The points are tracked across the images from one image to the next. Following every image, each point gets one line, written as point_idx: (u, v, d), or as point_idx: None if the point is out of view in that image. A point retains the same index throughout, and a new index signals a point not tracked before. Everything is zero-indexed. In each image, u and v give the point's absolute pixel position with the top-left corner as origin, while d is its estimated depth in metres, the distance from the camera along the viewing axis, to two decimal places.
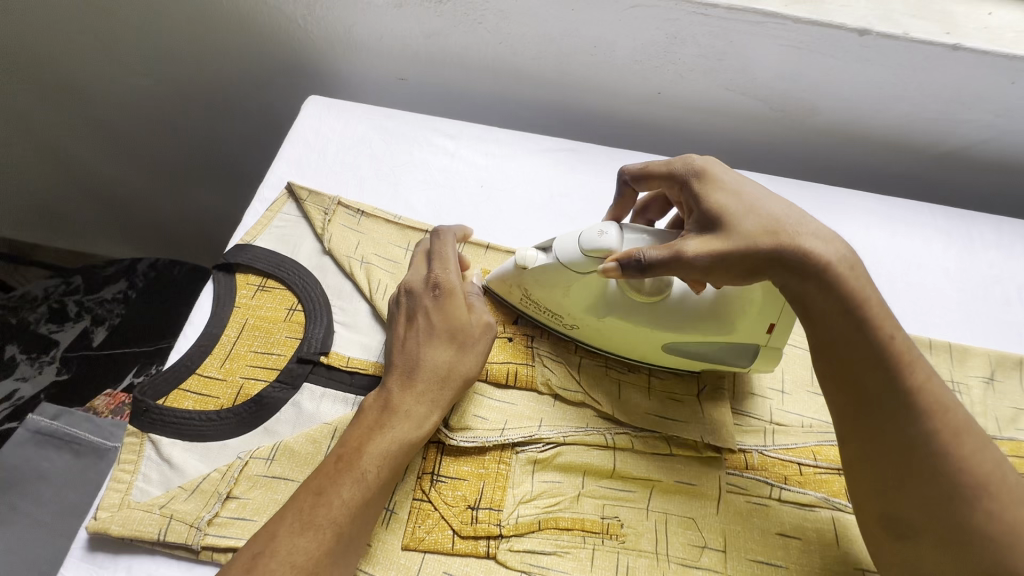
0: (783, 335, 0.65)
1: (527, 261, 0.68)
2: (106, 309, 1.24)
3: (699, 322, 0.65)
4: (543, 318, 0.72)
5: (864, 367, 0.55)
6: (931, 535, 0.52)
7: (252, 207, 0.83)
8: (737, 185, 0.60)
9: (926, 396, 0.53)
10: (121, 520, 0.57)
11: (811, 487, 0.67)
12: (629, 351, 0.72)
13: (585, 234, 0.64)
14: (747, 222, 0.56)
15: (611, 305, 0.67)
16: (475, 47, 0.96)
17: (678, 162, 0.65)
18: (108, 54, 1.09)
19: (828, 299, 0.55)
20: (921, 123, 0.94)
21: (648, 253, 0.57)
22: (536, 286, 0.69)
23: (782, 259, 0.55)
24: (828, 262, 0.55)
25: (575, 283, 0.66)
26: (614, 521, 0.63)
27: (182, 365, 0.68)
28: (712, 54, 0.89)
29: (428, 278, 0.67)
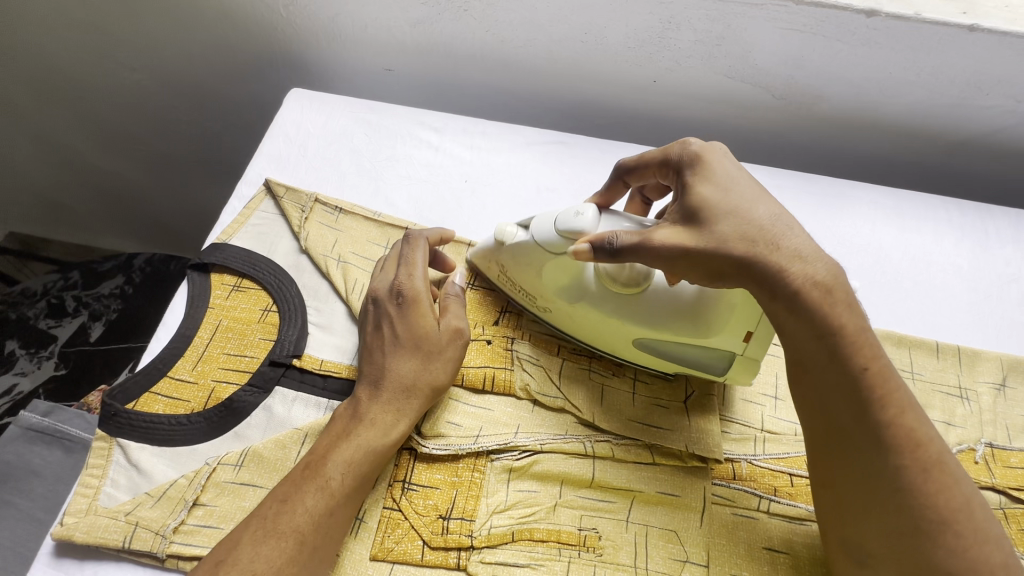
0: (762, 344, 0.62)
1: (505, 236, 0.69)
2: (103, 304, 1.23)
3: (671, 322, 0.62)
4: (520, 298, 0.72)
5: (834, 392, 0.53)
6: (891, 567, 0.51)
7: (230, 204, 0.81)
8: (730, 180, 0.56)
9: (897, 431, 0.51)
10: (86, 527, 0.56)
11: (803, 500, 0.64)
12: (603, 344, 0.69)
13: (562, 216, 0.63)
14: (725, 223, 0.53)
15: (583, 290, 0.65)
16: (461, 36, 0.92)
17: (677, 144, 0.61)
18: (92, 48, 1.07)
19: (798, 322, 0.53)
20: (935, 109, 0.88)
21: (621, 236, 0.56)
22: (513, 264, 0.69)
23: (749, 269, 0.53)
24: (799, 283, 0.53)
25: (549, 263, 0.66)
26: (592, 533, 0.61)
27: (153, 368, 0.67)
28: (709, 39, 0.84)
29: (393, 284, 0.65)
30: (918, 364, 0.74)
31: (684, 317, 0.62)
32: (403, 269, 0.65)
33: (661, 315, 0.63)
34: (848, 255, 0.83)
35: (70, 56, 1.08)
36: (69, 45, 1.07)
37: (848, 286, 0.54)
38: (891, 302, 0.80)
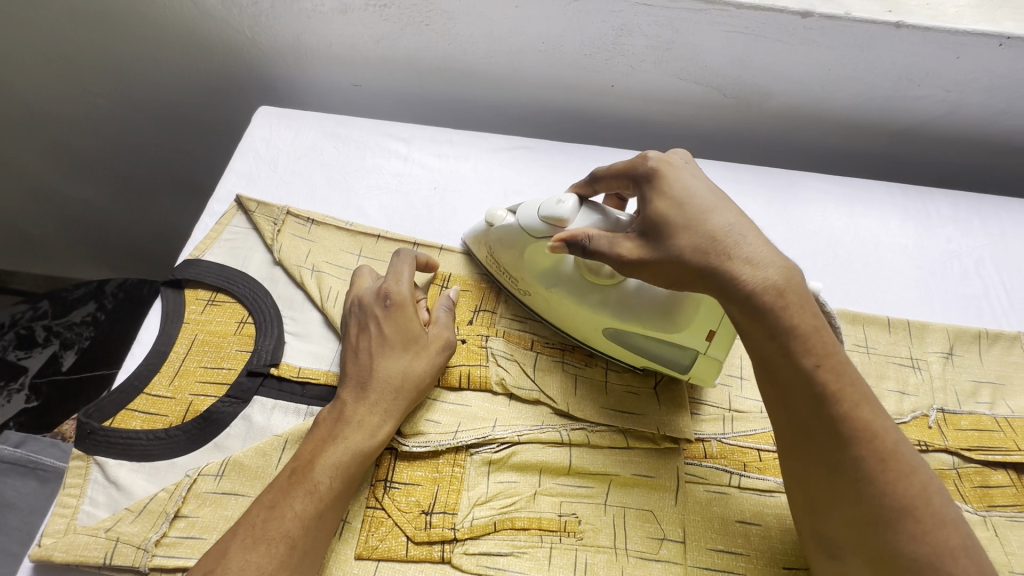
0: (724, 345, 0.62)
1: (495, 219, 0.73)
2: (75, 332, 1.22)
3: (640, 315, 0.65)
4: (505, 282, 0.76)
5: (793, 390, 0.54)
6: (858, 556, 0.52)
7: (201, 221, 0.82)
8: (686, 195, 0.58)
9: (853, 422, 0.52)
10: (64, 546, 0.56)
11: (771, 473, 0.67)
12: (578, 333, 0.72)
13: (544, 204, 0.66)
14: (681, 237, 0.56)
15: (561, 274, 0.69)
16: (424, 49, 0.95)
17: (639, 159, 0.64)
18: (54, 75, 1.07)
19: (754, 324, 0.55)
20: (871, 101, 0.94)
21: (593, 239, 0.61)
22: (500, 248, 0.73)
23: (703, 279, 0.56)
24: (751, 286, 0.54)
25: (531, 246, 0.70)
26: (572, 518, 0.62)
27: (129, 386, 0.67)
28: (660, 44, 0.89)
29: (381, 288, 0.67)
30: (872, 339, 0.78)
31: (653, 311, 0.64)
32: (390, 277, 0.68)
33: (630, 305, 0.65)
34: (803, 241, 0.88)
35: (33, 85, 1.09)
36: (32, 73, 1.07)
37: (802, 287, 0.56)
38: (845, 282, 0.85)
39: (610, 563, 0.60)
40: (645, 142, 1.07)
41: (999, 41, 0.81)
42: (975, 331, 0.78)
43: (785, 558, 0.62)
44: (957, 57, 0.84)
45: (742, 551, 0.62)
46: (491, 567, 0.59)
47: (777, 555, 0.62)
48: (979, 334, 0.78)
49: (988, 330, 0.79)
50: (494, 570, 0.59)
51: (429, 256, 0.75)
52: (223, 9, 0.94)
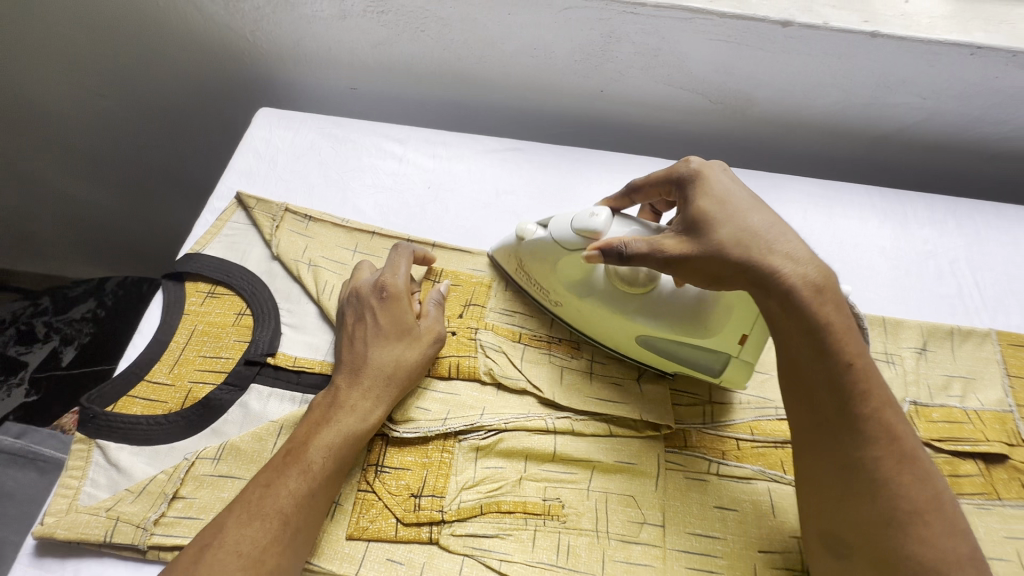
0: (756, 348, 0.65)
1: (525, 233, 0.75)
2: (74, 329, 1.24)
3: (673, 322, 0.66)
4: (535, 293, 0.77)
5: (824, 386, 0.56)
6: (867, 557, 0.53)
7: (202, 217, 0.85)
8: (727, 194, 0.60)
9: (877, 423, 0.55)
10: (68, 524, 0.58)
11: (749, 461, 0.69)
12: (609, 341, 0.74)
13: (577, 216, 0.67)
14: (723, 231, 0.57)
15: (591, 286, 0.70)
16: (420, 54, 0.99)
17: (680, 163, 0.66)
18: (60, 77, 1.11)
19: (789, 321, 0.56)
20: (851, 107, 0.98)
21: (631, 243, 0.60)
22: (530, 259, 0.75)
23: (742, 272, 0.57)
24: (794, 283, 0.55)
25: (562, 258, 0.70)
26: (556, 502, 0.65)
27: (130, 373, 0.69)
28: (647, 51, 0.92)
29: (377, 281, 0.70)
30: None
31: (683, 319, 0.66)
32: (387, 269, 0.71)
33: (664, 313, 0.67)
34: None
35: (40, 86, 1.12)
36: (38, 74, 1.10)
37: (839, 291, 0.58)
38: None
39: (592, 545, 0.63)
40: (634, 144, 1.11)
41: (970, 51, 0.85)
42: (947, 328, 0.81)
43: (760, 542, 0.64)
44: (931, 65, 0.88)
45: (719, 535, 0.64)
46: (477, 548, 0.61)
47: (752, 538, 0.64)
48: (952, 330, 0.81)
49: (960, 327, 0.82)
50: (480, 551, 0.61)
51: (427, 252, 0.78)
52: (225, 14, 0.97)
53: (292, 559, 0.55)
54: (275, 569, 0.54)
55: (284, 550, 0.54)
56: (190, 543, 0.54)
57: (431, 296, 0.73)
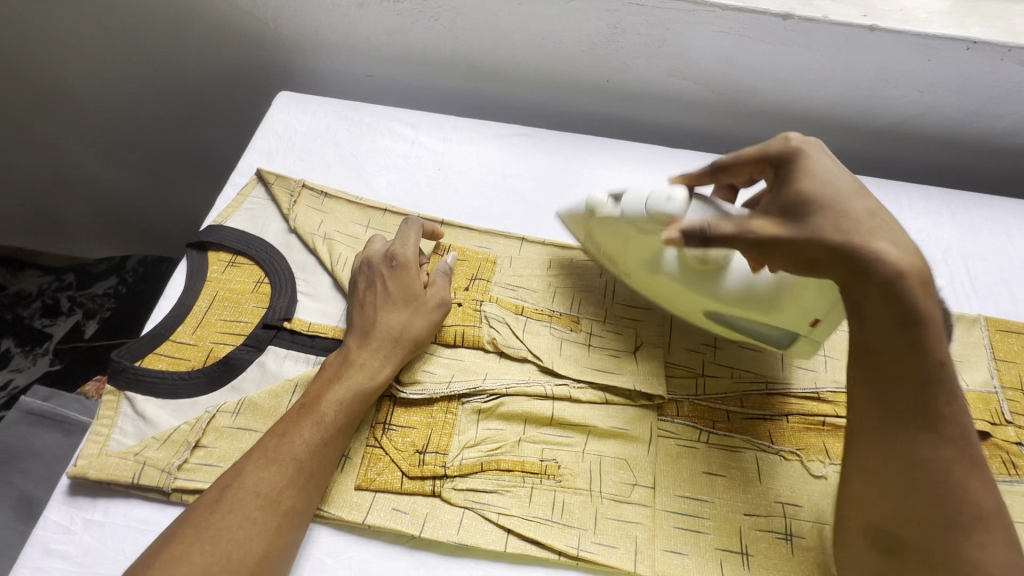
0: (829, 329, 0.67)
1: (596, 205, 0.76)
2: (97, 303, 1.30)
3: (744, 304, 0.68)
4: (606, 265, 0.80)
5: (904, 381, 0.55)
6: (920, 556, 0.54)
7: (224, 192, 0.90)
8: (829, 175, 0.59)
9: (953, 424, 0.54)
10: (99, 466, 0.63)
11: (738, 431, 0.73)
12: (676, 311, 0.76)
13: (654, 196, 0.69)
14: (822, 215, 0.57)
15: (663, 263, 0.71)
16: (433, 43, 1.03)
17: (777, 142, 0.66)
18: (92, 61, 1.16)
19: (883, 310, 0.55)
20: (850, 100, 1.00)
21: (714, 225, 0.61)
22: (602, 233, 0.77)
23: (843, 258, 0.56)
24: (898, 271, 0.54)
25: (633, 239, 0.72)
26: (552, 463, 0.69)
27: (156, 333, 0.74)
28: (652, 42, 0.96)
29: (387, 251, 0.75)
30: None
31: (754, 300, 0.67)
32: (396, 241, 0.76)
33: (733, 296, 0.68)
34: None
35: (73, 69, 1.18)
36: (73, 57, 1.16)
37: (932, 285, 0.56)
38: None
39: (585, 502, 0.66)
40: (638, 134, 1.14)
41: (966, 45, 0.87)
42: None
43: (745, 505, 0.67)
44: (929, 59, 0.90)
45: (707, 498, 0.68)
46: (477, 501, 0.65)
47: (738, 502, 0.68)
48: None
49: (949, 312, 0.84)
50: (479, 505, 0.65)
51: (435, 227, 0.81)
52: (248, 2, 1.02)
53: (306, 502, 0.60)
54: (290, 510, 0.58)
55: (298, 494, 0.59)
56: (212, 485, 0.59)
57: (438, 267, 0.77)
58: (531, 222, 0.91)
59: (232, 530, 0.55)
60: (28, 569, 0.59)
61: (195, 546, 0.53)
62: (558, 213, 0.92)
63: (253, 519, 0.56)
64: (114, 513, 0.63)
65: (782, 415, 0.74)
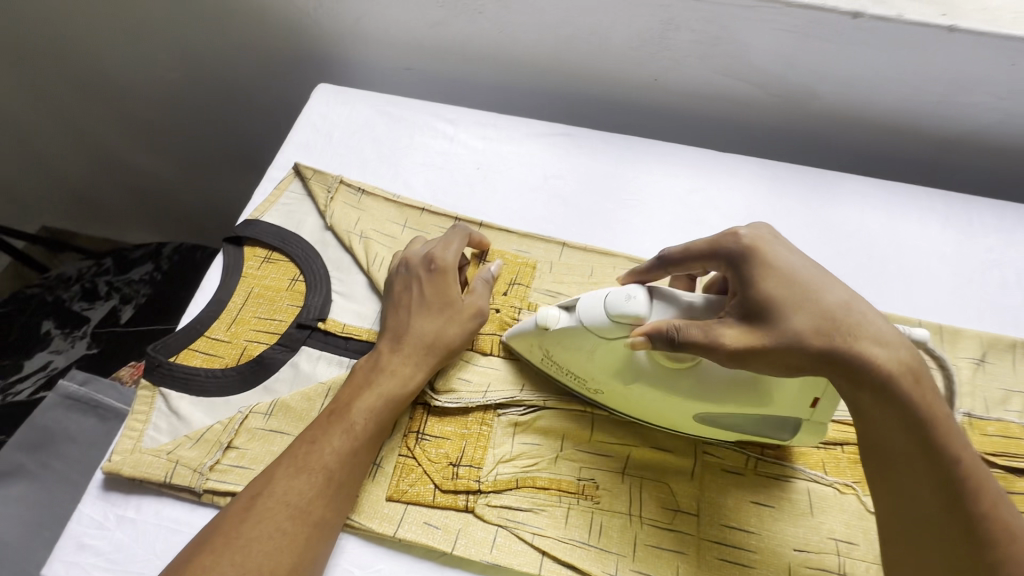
0: (829, 409, 0.60)
1: (549, 321, 0.65)
2: (133, 289, 1.32)
3: (732, 393, 0.59)
4: (566, 381, 0.69)
5: (926, 481, 0.51)
6: None
7: (261, 186, 0.89)
8: (795, 273, 0.54)
9: (992, 521, 0.49)
10: (132, 462, 0.63)
11: (789, 459, 0.68)
12: (660, 419, 0.66)
13: (611, 296, 0.60)
14: (797, 321, 0.52)
15: (637, 371, 0.62)
16: (475, 36, 0.99)
17: (728, 237, 0.58)
18: (134, 49, 1.17)
19: (888, 413, 0.51)
20: (918, 106, 0.93)
21: (681, 330, 0.55)
22: (558, 348, 0.66)
23: (831, 364, 0.51)
24: (889, 370, 0.50)
25: (599, 347, 0.62)
26: (590, 483, 0.65)
27: (191, 328, 0.73)
28: (706, 39, 0.90)
29: (427, 254, 0.72)
30: None
31: (743, 389, 0.59)
32: (438, 244, 0.73)
33: (718, 388, 0.60)
34: (838, 241, 0.88)
35: (117, 56, 1.19)
36: (116, 45, 1.16)
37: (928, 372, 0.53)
38: (878, 284, 0.84)
39: (624, 527, 0.63)
40: (685, 134, 1.09)
41: None
42: (1010, 341, 0.78)
43: (796, 540, 0.63)
44: (1012, 64, 0.83)
45: (754, 529, 0.64)
46: (511, 520, 0.63)
47: (788, 536, 0.63)
48: (1015, 344, 0.77)
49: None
50: (514, 523, 0.63)
51: (483, 236, 0.79)
52: None
53: (334, 512, 0.58)
54: (319, 521, 0.57)
55: (326, 504, 0.57)
56: (241, 493, 0.58)
57: (483, 275, 0.73)
58: (572, 226, 0.87)
59: (261, 541, 0.53)
60: (61, 563, 0.59)
61: (225, 557, 0.52)
62: (600, 218, 0.88)
63: (284, 530, 0.54)
64: (146, 511, 0.62)
65: (838, 444, 0.69)
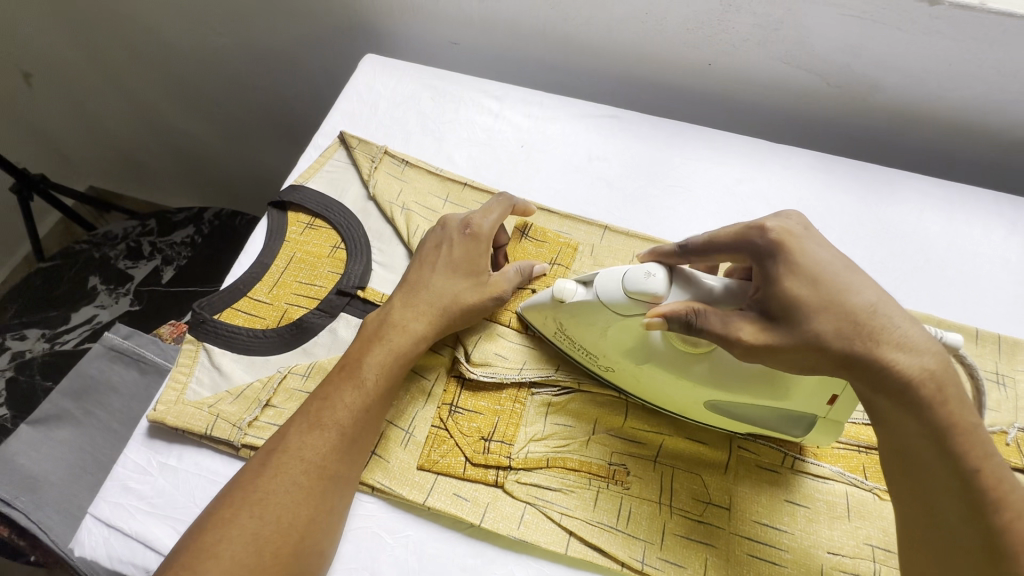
0: (847, 409, 0.57)
1: (565, 294, 0.63)
2: (174, 251, 1.35)
3: (750, 384, 0.58)
4: (577, 356, 0.68)
5: (937, 487, 0.48)
6: None
7: (307, 153, 0.90)
8: (821, 269, 0.51)
9: (1016, 538, 0.44)
10: (176, 413, 0.65)
11: (828, 461, 0.66)
12: (670, 403, 0.65)
13: (630, 273, 0.57)
14: (821, 321, 0.49)
15: (650, 352, 0.61)
16: (526, 12, 0.98)
17: (753, 230, 0.55)
18: (187, 15, 1.18)
19: (902, 415, 0.48)
20: (993, 104, 0.88)
21: (701, 317, 0.52)
22: (570, 322, 0.64)
23: (845, 364, 0.49)
24: (907, 375, 0.47)
25: (615, 325, 0.61)
26: (621, 468, 0.65)
27: (235, 288, 0.75)
28: (768, 24, 0.86)
29: (466, 218, 0.71)
30: None
31: (761, 380, 0.57)
32: (479, 210, 0.72)
33: (736, 377, 0.58)
34: (892, 241, 0.84)
35: (170, 21, 1.20)
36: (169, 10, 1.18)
37: (959, 380, 0.49)
38: (932, 288, 0.80)
39: (653, 514, 0.62)
40: (734, 122, 1.06)
41: None
42: None
43: (830, 543, 0.61)
44: None
45: (787, 528, 0.62)
46: (540, 498, 0.63)
47: (822, 539, 0.62)
48: None
49: None
50: (542, 501, 0.63)
51: (529, 205, 0.75)
52: None
53: (347, 468, 0.59)
54: (334, 474, 0.57)
55: (337, 458, 0.58)
56: (259, 450, 0.59)
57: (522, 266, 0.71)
58: (614, 210, 0.85)
59: (277, 494, 0.54)
60: (107, 503, 0.62)
61: (244, 509, 0.53)
62: (643, 203, 0.86)
63: (298, 482, 0.55)
64: (186, 460, 0.64)
65: None
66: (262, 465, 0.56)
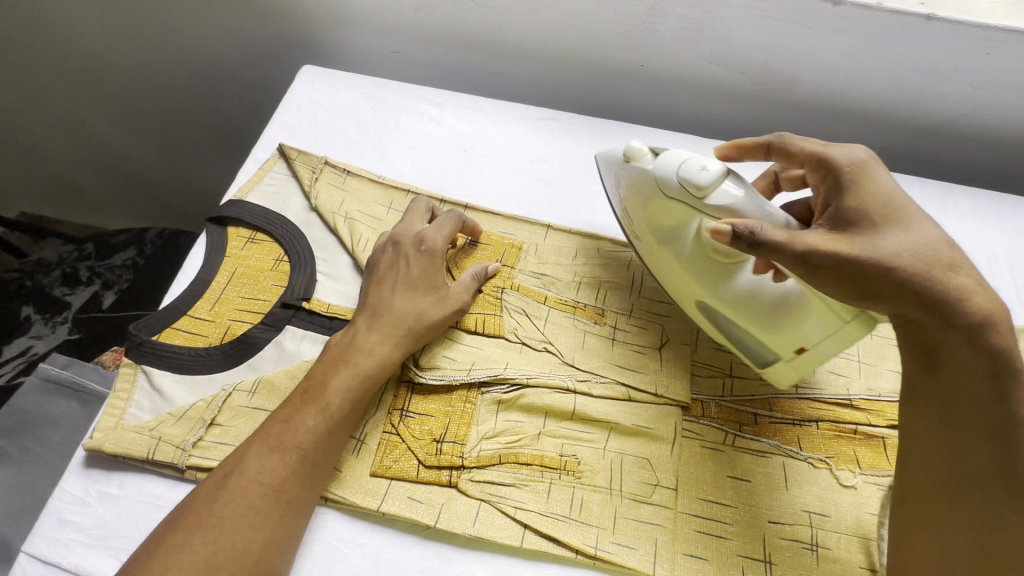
0: (811, 362, 0.62)
1: (634, 155, 0.69)
2: (115, 274, 1.30)
3: (744, 307, 0.64)
4: (624, 224, 0.76)
5: (971, 412, 0.53)
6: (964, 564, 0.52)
7: (246, 166, 0.88)
8: (896, 202, 0.58)
9: None
10: (114, 440, 0.63)
11: (765, 436, 0.70)
12: (676, 295, 0.72)
13: (689, 163, 0.63)
14: (894, 242, 0.55)
15: (682, 237, 0.67)
16: (463, 20, 0.99)
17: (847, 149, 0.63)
18: (117, 29, 1.15)
19: (963, 350, 0.53)
20: (899, 95, 0.95)
21: (765, 230, 0.57)
22: (631, 193, 0.71)
23: (916, 293, 0.53)
24: (975, 315, 0.53)
25: (659, 200, 0.67)
26: (572, 459, 0.67)
27: (174, 308, 0.73)
28: (691, 26, 0.91)
29: (418, 235, 0.73)
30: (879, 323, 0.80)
31: (757, 304, 0.63)
32: (430, 226, 0.75)
33: (735, 293, 0.64)
34: None
35: (99, 36, 1.17)
36: (94, 24, 1.15)
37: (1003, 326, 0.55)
38: None
39: (605, 501, 0.64)
40: (670, 121, 1.10)
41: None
42: None
43: (770, 514, 0.65)
44: (987, 52, 0.85)
45: (730, 502, 0.65)
46: (494, 494, 0.64)
47: (762, 510, 0.65)
48: None
49: None
50: (496, 498, 0.64)
51: (475, 224, 0.81)
52: None
53: (307, 491, 0.58)
54: (293, 498, 0.57)
55: (298, 482, 0.57)
56: (212, 475, 0.58)
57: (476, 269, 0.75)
58: (557, 210, 0.88)
59: (234, 519, 0.54)
60: (43, 539, 0.59)
61: (198, 535, 0.52)
62: (585, 201, 0.89)
63: (256, 507, 0.55)
64: (128, 487, 0.62)
65: (814, 421, 0.70)
66: (217, 490, 0.55)
